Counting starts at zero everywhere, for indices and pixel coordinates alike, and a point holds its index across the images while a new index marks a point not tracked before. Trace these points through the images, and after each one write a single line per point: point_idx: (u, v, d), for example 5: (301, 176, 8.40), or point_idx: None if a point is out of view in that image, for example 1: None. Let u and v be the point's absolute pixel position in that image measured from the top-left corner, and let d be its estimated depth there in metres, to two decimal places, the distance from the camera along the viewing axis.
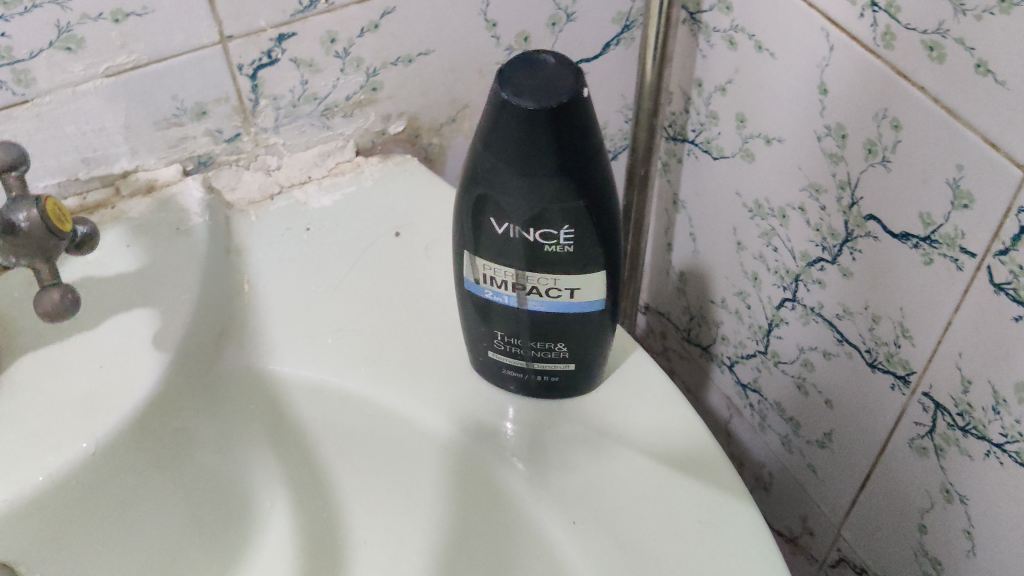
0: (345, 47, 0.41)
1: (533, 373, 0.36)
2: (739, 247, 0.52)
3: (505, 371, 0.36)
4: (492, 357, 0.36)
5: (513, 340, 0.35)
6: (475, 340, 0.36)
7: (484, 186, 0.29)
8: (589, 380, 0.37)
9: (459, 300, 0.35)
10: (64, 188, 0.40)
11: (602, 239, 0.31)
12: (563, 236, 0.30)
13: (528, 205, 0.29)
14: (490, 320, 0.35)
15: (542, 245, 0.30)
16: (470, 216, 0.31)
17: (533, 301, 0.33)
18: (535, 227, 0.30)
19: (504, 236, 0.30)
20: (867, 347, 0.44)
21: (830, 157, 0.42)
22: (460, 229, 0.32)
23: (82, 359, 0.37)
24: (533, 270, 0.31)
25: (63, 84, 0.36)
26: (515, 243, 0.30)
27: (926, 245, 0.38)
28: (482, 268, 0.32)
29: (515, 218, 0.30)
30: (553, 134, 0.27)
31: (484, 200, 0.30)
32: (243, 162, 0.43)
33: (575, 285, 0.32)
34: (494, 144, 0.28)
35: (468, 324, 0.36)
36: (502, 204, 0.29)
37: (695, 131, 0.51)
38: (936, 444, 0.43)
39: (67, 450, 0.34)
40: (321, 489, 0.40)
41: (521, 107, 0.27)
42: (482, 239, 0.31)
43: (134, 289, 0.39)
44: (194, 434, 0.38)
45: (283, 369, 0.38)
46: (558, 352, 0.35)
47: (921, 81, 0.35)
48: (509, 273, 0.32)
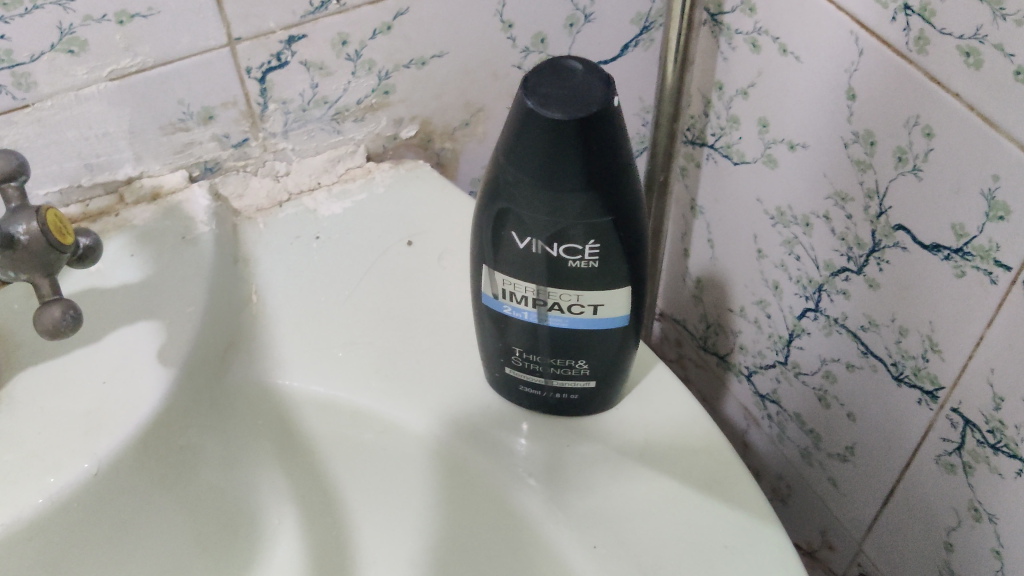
0: (356, 49, 0.39)
1: (552, 390, 0.35)
2: (760, 255, 0.50)
3: (523, 387, 0.35)
4: (510, 373, 0.35)
5: (532, 356, 0.33)
6: (492, 355, 0.35)
7: (505, 199, 0.28)
8: (610, 397, 0.35)
9: (476, 314, 0.34)
10: (67, 195, 0.39)
11: (628, 253, 0.29)
12: (588, 250, 0.29)
13: (552, 220, 0.28)
14: (508, 336, 0.33)
15: (565, 261, 0.29)
16: (489, 229, 0.30)
17: (554, 317, 0.31)
18: (558, 241, 0.28)
19: (526, 250, 0.29)
20: (894, 360, 0.43)
21: (858, 165, 0.40)
22: (479, 243, 0.31)
23: (84, 374, 0.36)
24: (555, 286, 0.30)
25: (66, 88, 0.35)
26: (537, 258, 0.29)
27: (957, 257, 0.37)
28: (501, 283, 0.31)
29: (538, 233, 0.28)
30: (580, 146, 0.26)
31: (505, 213, 0.29)
32: (251, 168, 0.42)
33: (599, 300, 0.31)
34: (517, 155, 0.27)
35: (485, 339, 0.35)
36: (524, 219, 0.28)
37: (715, 135, 0.50)
38: (965, 461, 0.41)
39: (68, 471, 0.33)
40: (331, 506, 0.38)
41: (548, 118, 0.25)
42: (502, 254, 0.30)
43: (138, 300, 0.38)
44: (200, 451, 0.37)
45: (292, 384, 0.37)
46: (579, 368, 0.33)
47: (955, 88, 0.34)
48: (530, 289, 0.31)
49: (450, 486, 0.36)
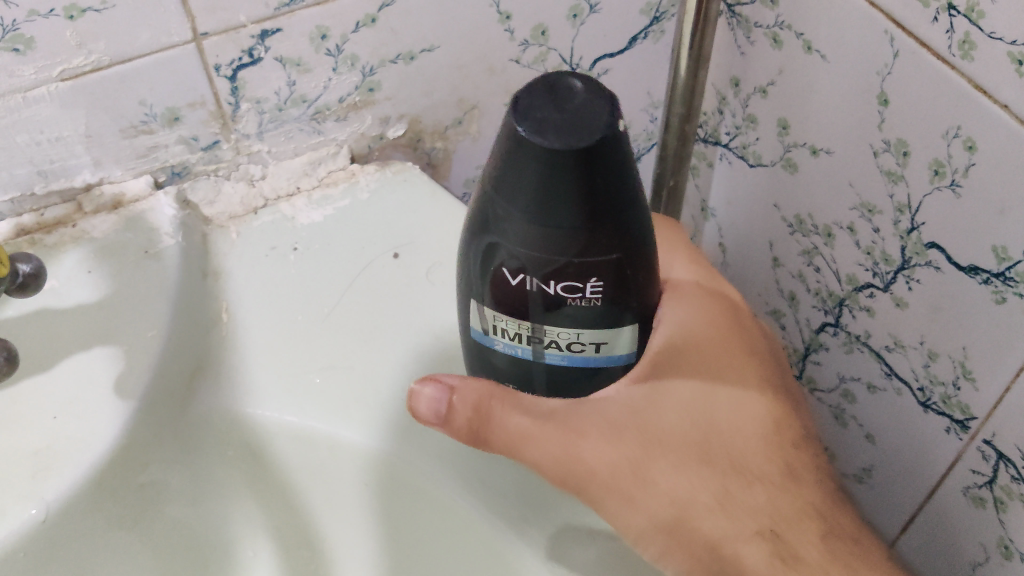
0: (337, 44, 0.36)
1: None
2: (776, 263, 0.47)
3: None
4: None
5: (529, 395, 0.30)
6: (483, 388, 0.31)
7: (496, 232, 0.25)
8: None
9: (464, 344, 0.31)
10: (19, 204, 0.35)
11: (628, 285, 0.26)
12: (591, 286, 0.25)
13: (547, 258, 0.24)
14: (499, 372, 0.30)
15: (565, 299, 0.26)
16: (479, 260, 0.26)
17: (552, 357, 0.28)
18: (556, 278, 0.25)
19: (519, 288, 0.26)
20: (920, 385, 0.40)
21: (888, 176, 0.37)
22: (467, 273, 0.28)
23: (34, 406, 0.32)
24: (551, 324, 0.27)
25: (12, 89, 0.31)
26: (533, 298, 0.26)
27: (998, 282, 0.33)
28: (491, 319, 0.28)
29: (533, 270, 0.25)
30: (581, 179, 0.22)
31: (496, 245, 0.25)
32: (223, 172, 0.38)
33: (602, 338, 0.27)
34: (506, 183, 0.23)
35: (474, 370, 0.31)
36: (517, 254, 0.25)
37: (729, 134, 0.46)
38: (996, 496, 0.38)
39: (11, 518, 0.30)
40: (309, 540, 0.35)
41: (544, 147, 0.22)
42: (492, 289, 0.27)
43: (94, 324, 0.34)
44: (164, 488, 0.34)
45: (264, 414, 0.33)
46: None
47: (1004, 98, 0.30)
48: (525, 328, 0.27)
49: (435, 533, 0.32)
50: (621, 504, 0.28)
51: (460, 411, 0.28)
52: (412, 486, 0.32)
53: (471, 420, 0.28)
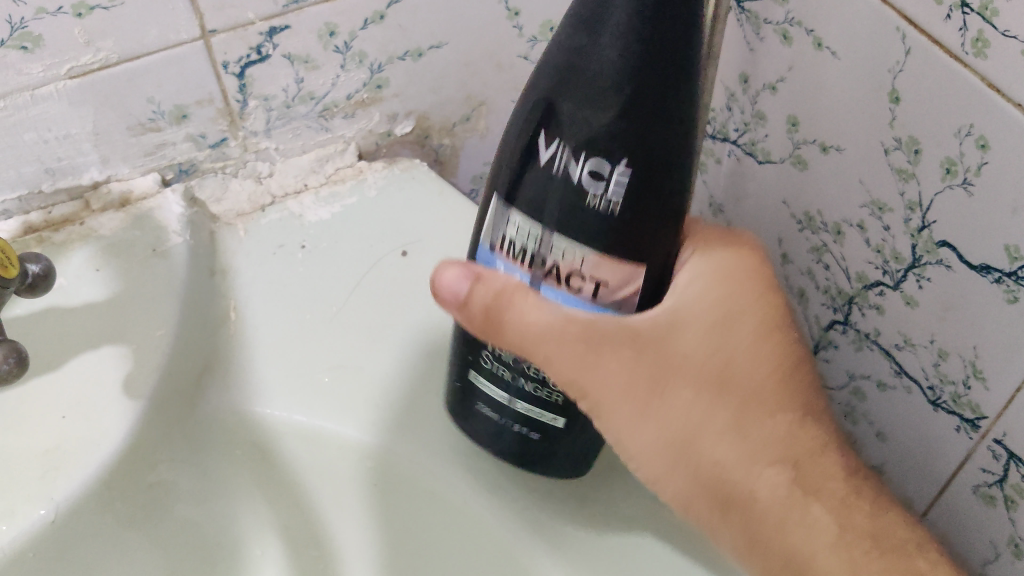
0: (345, 41, 0.36)
1: (510, 418, 0.30)
2: (785, 260, 0.47)
3: (479, 405, 0.30)
4: (472, 381, 0.30)
5: (505, 359, 0.28)
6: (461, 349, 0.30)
7: (549, 86, 0.25)
8: (577, 452, 0.31)
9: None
10: (26, 202, 0.35)
11: (652, 207, 0.25)
12: (618, 180, 0.25)
13: (588, 108, 0.24)
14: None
15: (586, 188, 0.25)
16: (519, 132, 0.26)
17: (547, 290, 0.26)
18: (587, 154, 0.25)
19: (547, 166, 0.25)
20: (930, 384, 0.40)
21: (898, 173, 0.36)
22: (498, 165, 0.27)
23: (42, 406, 0.32)
24: (559, 237, 0.25)
25: (20, 87, 0.31)
26: (555, 181, 0.25)
27: (1010, 281, 0.33)
28: (502, 225, 0.27)
29: (568, 137, 0.25)
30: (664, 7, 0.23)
31: (541, 107, 0.25)
32: (231, 169, 0.38)
33: (606, 275, 0.26)
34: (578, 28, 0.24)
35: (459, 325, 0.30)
36: (565, 107, 0.25)
37: (738, 130, 0.46)
38: (1007, 494, 0.38)
39: (22, 519, 0.30)
40: (316, 540, 0.35)
41: None
42: (519, 167, 0.26)
43: (101, 323, 0.34)
44: (172, 487, 0.34)
45: (272, 412, 0.33)
46: (554, 395, 0.28)
47: (1017, 97, 0.30)
48: (535, 237, 0.26)
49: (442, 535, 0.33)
50: (633, 413, 0.28)
51: (479, 295, 0.26)
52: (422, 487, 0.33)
53: (488, 304, 0.26)
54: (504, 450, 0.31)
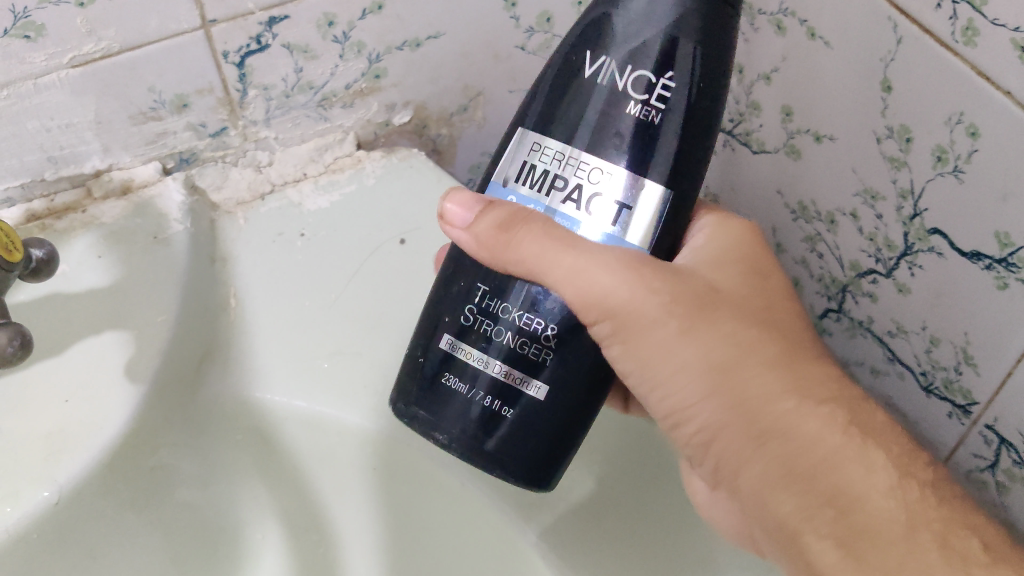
0: (344, 31, 0.36)
1: (483, 387, 0.28)
2: (779, 249, 0.47)
3: (444, 376, 0.29)
4: (442, 350, 0.29)
5: (494, 310, 0.28)
6: (434, 324, 0.30)
7: (597, 17, 0.28)
8: (544, 452, 0.29)
9: (449, 270, 0.31)
10: (29, 190, 0.35)
11: (687, 127, 0.28)
12: (659, 94, 0.27)
13: (639, 23, 0.27)
14: (481, 270, 0.29)
15: (628, 99, 0.27)
16: (563, 58, 0.29)
17: (561, 218, 0.28)
18: (633, 65, 0.27)
19: (592, 79, 0.28)
20: (922, 370, 0.40)
21: (891, 162, 0.37)
22: (532, 94, 0.29)
23: (45, 391, 0.32)
24: (587, 154, 0.27)
25: (22, 76, 0.31)
26: (597, 90, 0.27)
27: (1000, 267, 0.34)
28: (526, 152, 0.28)
29: (617, 50, 0.27)
30: None
31: (590, 33, 0.28)
32: (232, 158, 0.38)
33: (628, 199, 0.27)
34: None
35: (437, 299, 0.30)
36: (614, 25, 0.28)
37: (733, 121, 0.47)
38: (998, 480, 0.39)
39: (26, 500, 0.30)
40: (318, 523, 0.36)
41: None
42: (560, 83, 0.28)
43: (102, 309, 0.34)
44: (173, 471, 0.34)
45: (272, 398, 0.34)
46: (543, 354, 0.28)
47: (1007, 84, 0.30)
48: (560, 157, 0.28)
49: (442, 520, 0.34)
50: (677, 338, 0.28)
51: (489, 222, 0.28)
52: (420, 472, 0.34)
53: (498, 228, 0.27)
54: (462, 434, 0.29)
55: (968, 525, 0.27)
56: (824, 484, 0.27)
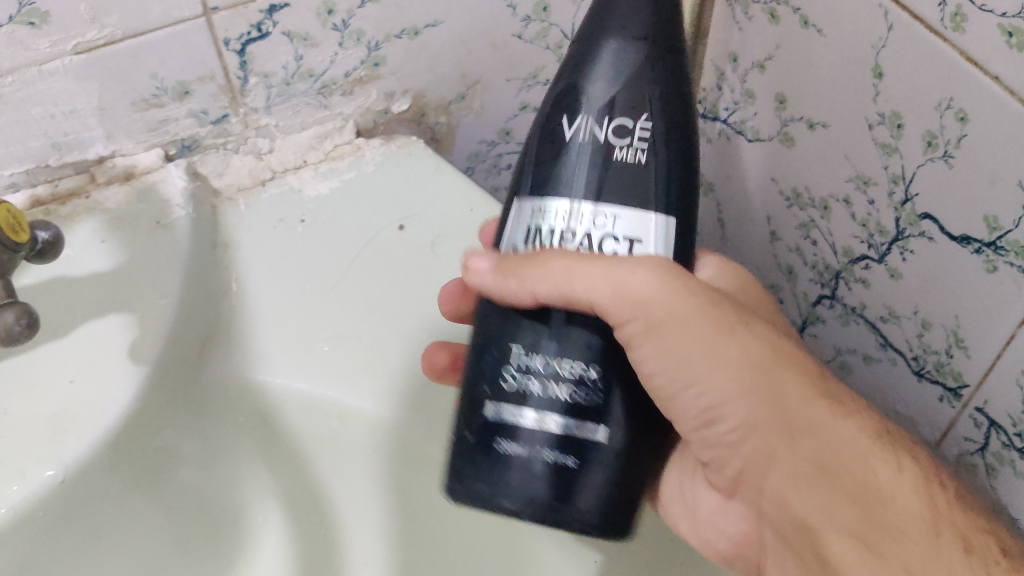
0: (343, 19, 0.36)
1: (544, 445, 0.26)
2: (774, 237, 0.48)
3: (500, 446, 0.27)
4: (489, 419, 0.27)
5: (534, 366, 0.26)
6: (472, 397, 0.28)
7: (564, 84, 0.28)
8: (617, 503, 0.27)
9: (470, 343, 0.29)
10: (34, 176, 0.35)
11: (672, 166, 0.28)
12: (639, 136, 0.27)
13: (602, 77, 0.28)
14: (509, 333, 0.27)
15: (613, 146, 0.27)
16: (539, 134, 0.28)
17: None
18: (610, 117, 0.27)
19: (571, 141, 0.27)
20: (914, 354, 0.41)
21: (882, 148, 0.37)
22: (515, 180, 0.29)
23: (50, 372, 0.33)
24: (586, 206, 0.27)
25: (27, 62, 0.32)
26: (580, 146, 0.27)
27: (989, 251, 0.34)
28: (529, 219, 0.28)
29: (592, 109, 0.27)
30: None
31: (560, 103, 0.28)
32: (232, 146, 0.39)
33: (638, 233, 0.27)
34: (585, 39, 0.29)
35: (469, 372, 0.28)
36: (579, 87, 0.28)
37: (727, 109, 0.47)
38: (988, 462, 0.39)
39: (32, 478, 0.30)
40: (318, 505, 0.37)
41: None
42: (541, 155, 0.28)
43: (106, 293, 0.35)
44: (175, 450, 0.35)
45: (273, 379, 0.35)
46: (596, 394, 0.26)
47: (995, 70, 0.31)
48: (563, 213, 0.27)
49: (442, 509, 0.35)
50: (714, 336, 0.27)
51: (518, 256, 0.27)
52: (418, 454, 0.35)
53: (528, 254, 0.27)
54: (534, 501, 0.27)
55: (990, 531, 0.27)
56: (854, 481, 0.26)
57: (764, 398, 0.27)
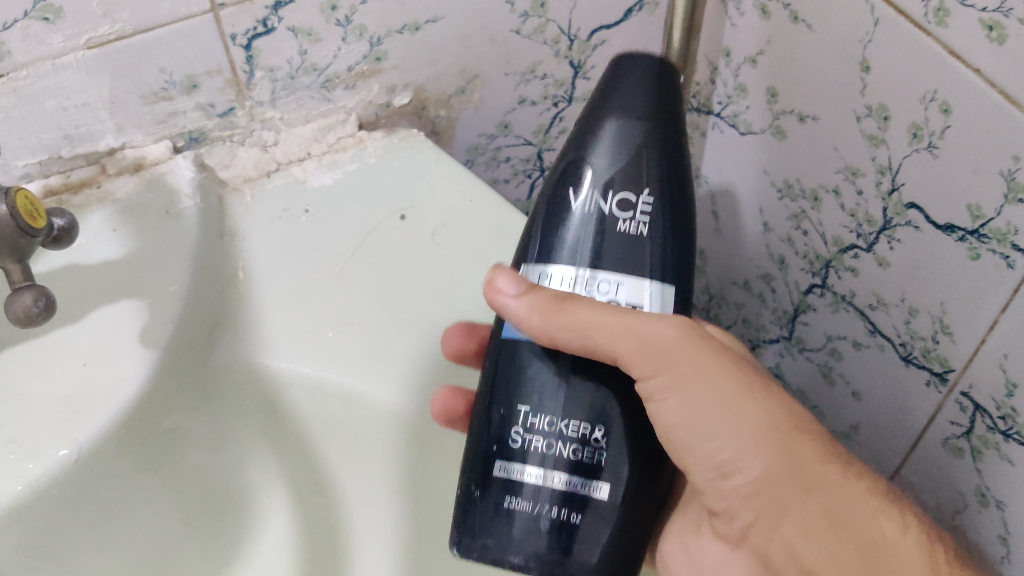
0: (346, 15, 0.37)
1: (548, 500, 0.28)
2: (766, 228, 0.49)
3: (505, 503, 0.29)
4: (495, 478, 0.29)
5: (539, 426, 0.29)
6: (479, 459, 0.30)
7: (570, 157, 0.31)
8: (616, 560, 0.29)
9: (476, 409, 0.31)
10: (46, 167, 0.37)
11: (670, 237, 0.30)
12: (641, 209, 0.29)
13: (607, 153, 0.30)
14: (514, 395, 0.29)
15: (617, 220, 0.29)
16: (547, 203, 0.31)
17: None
18: (614, 190, 0.29)
19: (577, 212, 0.30)
20: (902, 340, 0.42)
21: (870, 140, 0.38)
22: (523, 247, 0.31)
23: (63, 356, 0.34)
24: (593, 271, 0.29)
25: (41, 57, 0.33)
26: (586, 218, 0.29)
27: (973, 239, 0.35)
28: (536, 286, 0.30)
29: (597, 182, 0.30)
30: (657, 82, 0.31)
31: (567, 175, 0.30)
32: (238, 138, 0.40)
33: (636, 300, 0.29)
34: (589, 115, 0.31)
35: (475, 437, 0.30)
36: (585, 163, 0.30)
37: (721, 103, 0.48)
38: (973, 446, 0.40)
39: (47, 457, 0.32)
40: (320, 486, 0.38)
41: (640, 55, 0.31)
42: (550, 224, 0.30)
43: (117, 280, 0.36)
44: (184, 433, 0.36)
45: (279, 364, 0.36)
46: (598, 455, 0.28)
47: (976, 63, 0.32)
48: (570, 278, 0.29)
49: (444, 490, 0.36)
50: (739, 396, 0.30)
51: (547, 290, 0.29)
52: (423, 433, 0.36)
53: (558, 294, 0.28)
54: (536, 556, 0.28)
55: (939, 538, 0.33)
56: (862, 535, 0.31)
57: (784, 463, 0.30)
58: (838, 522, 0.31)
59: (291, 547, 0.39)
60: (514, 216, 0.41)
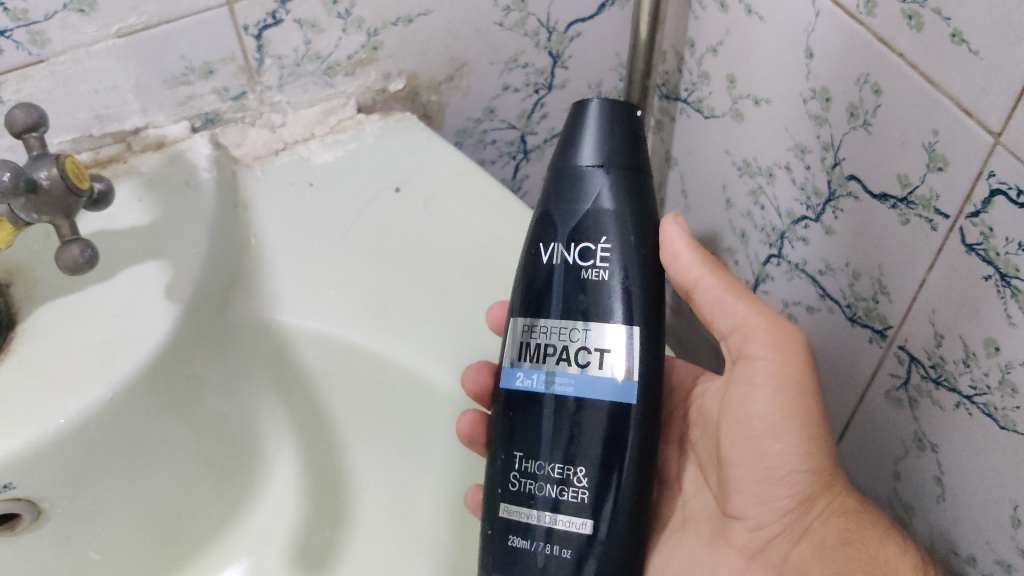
0: (346, 8, 0.42)
1: (543, 539, 0.32)
2: (728, 205, 0.54)
3: (510, 540, 0.33)
4: (502, 518, 0.33)
5: (532, 469, 0.33)
6: (490, 500, 0.34)
7: (545, 208, 0.35)
8: None
9: (490, 444, 0.35)
10: (78, 144, 0.41)
11: (635, 267, 0.34)
12: (600, 258, 0.33)
13: (574, 203, 0.34)
14: (512, 441, 0.34)
15: (580, 269, 0.33)
16: (529, 249, 0.35)
17: (560, 377, 0.33)
18: (587, 227, 0.34)
19: (547, 265, 0.34)
20: (848, 302, 0.46)
21: (815, 120, 0.43)
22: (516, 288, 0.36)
23: (98, 309, 0.38)
24: (564, 320, 0.33)
25: (77, 44, 0.37)
26: (555, 271, 0.34)
27: (902, 206, 0.39)
28: (524, 337, 0.34)
29: (562, 232, 0.34)
30: (614, 127, 0.35)
31: (543, 229, 0.35)
32: (249, 120, 0.45)
33: (605, 345, 0.33)
34: (558, 164, 0.35)
35: (488, 477, 0.35)
36: (558, 215, 0.34)
37: (688, 90, 0.54)
38: (911, 395, 0.44)
39: (86, 395, 0.35)
40: (325, 429, 0.43)
41: (593, 101, 0.35)
42: (534, 269, 0.35)
43: (144, 244, 0.40)
44: (203, 378, 0.40)
45: (287, 319, 0.40)
46: (580, 494, 0.32)
47: (900, 48, 0.36)
48: (548, 329, 0.33)
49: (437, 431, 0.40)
50: (811, 417, 0.36)
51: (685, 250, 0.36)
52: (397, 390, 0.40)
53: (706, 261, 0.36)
54: None
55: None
56: (868, 555, 0.36)
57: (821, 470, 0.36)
58: (849, 541, 0.37)
59: (300, 493, 0.45)
60: (497, 191, 0.45)
